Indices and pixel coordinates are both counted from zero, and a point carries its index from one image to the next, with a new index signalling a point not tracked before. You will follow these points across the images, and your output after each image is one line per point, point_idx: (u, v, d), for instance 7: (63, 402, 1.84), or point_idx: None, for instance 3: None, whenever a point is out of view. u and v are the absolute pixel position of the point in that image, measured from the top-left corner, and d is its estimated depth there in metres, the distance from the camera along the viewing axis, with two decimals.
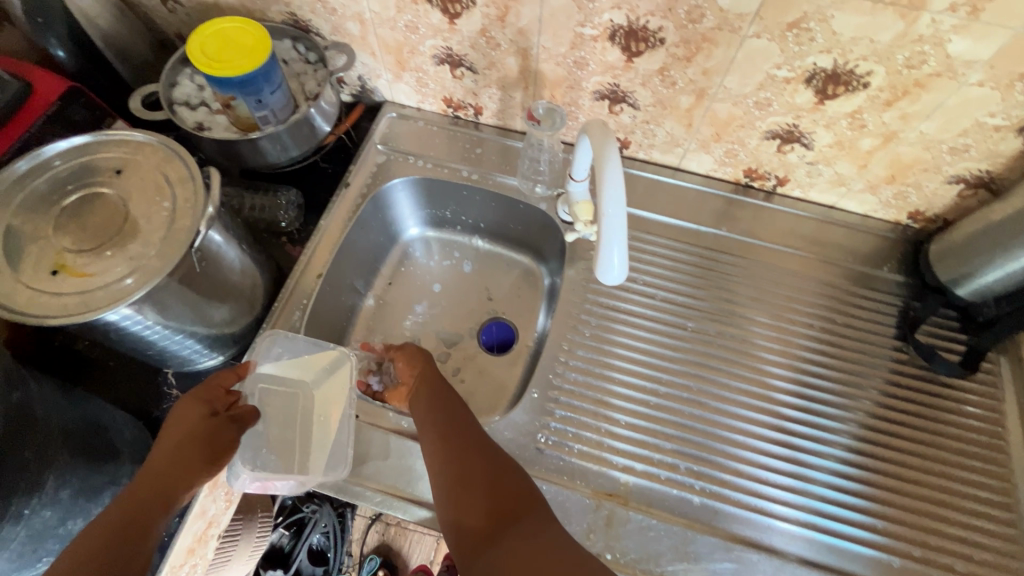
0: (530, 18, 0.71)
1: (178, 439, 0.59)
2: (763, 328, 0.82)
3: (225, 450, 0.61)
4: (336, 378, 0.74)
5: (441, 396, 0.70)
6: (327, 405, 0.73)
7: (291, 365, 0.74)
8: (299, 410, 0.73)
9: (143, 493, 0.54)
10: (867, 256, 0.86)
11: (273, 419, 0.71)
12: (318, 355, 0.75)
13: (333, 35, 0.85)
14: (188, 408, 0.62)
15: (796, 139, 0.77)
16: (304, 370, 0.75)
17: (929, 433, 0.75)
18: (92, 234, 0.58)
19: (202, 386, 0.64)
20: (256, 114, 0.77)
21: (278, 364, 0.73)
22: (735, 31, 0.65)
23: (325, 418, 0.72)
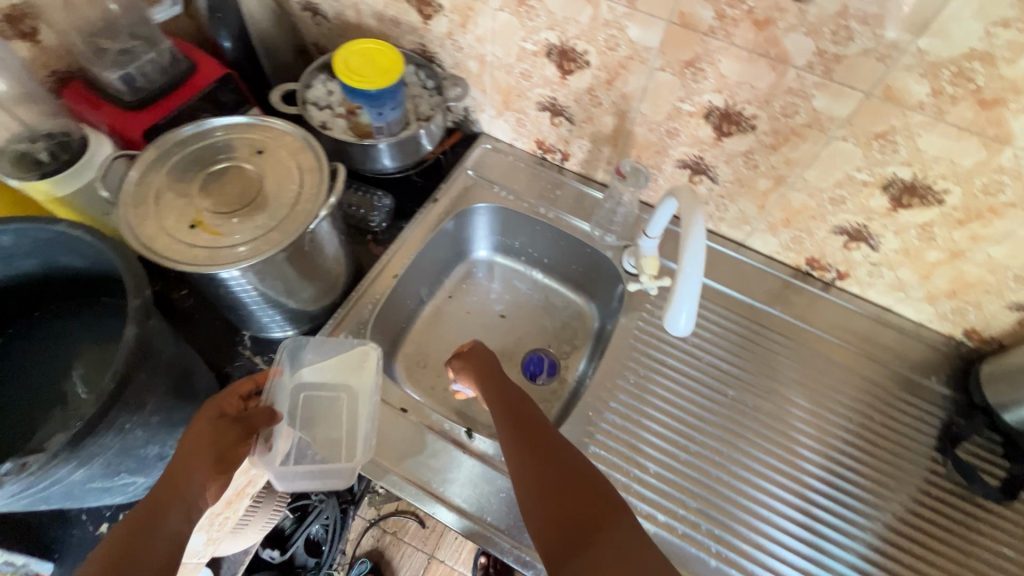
0: (635, 86, 0.79)
1: (189, 442, 0.60)
2: (801, 412, 0.84)
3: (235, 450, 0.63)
4: (364, 374, 0.78)
5: (521, 403, 0.73)
6: (358, 402, 0.77)
7: (321, 368, 0.79)
8: (333, 409, 0.77)
9: (160, 493, 0.55)
10: (916, 363, 0.87)
11: (310, 420, 0.76)
12: (345, 354, 0.79)
13: (453, 68, 0.95)
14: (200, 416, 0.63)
15: (863, 238, 0.80)
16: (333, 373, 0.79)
17: (957, 550, 0.74)
18: (228, 200, 0.67)
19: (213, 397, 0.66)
20: (374, 123, 0.87)
21: (309, 366, 0.78)
22: (823, 130, 0.70)
23: (357, 416, 0.76)
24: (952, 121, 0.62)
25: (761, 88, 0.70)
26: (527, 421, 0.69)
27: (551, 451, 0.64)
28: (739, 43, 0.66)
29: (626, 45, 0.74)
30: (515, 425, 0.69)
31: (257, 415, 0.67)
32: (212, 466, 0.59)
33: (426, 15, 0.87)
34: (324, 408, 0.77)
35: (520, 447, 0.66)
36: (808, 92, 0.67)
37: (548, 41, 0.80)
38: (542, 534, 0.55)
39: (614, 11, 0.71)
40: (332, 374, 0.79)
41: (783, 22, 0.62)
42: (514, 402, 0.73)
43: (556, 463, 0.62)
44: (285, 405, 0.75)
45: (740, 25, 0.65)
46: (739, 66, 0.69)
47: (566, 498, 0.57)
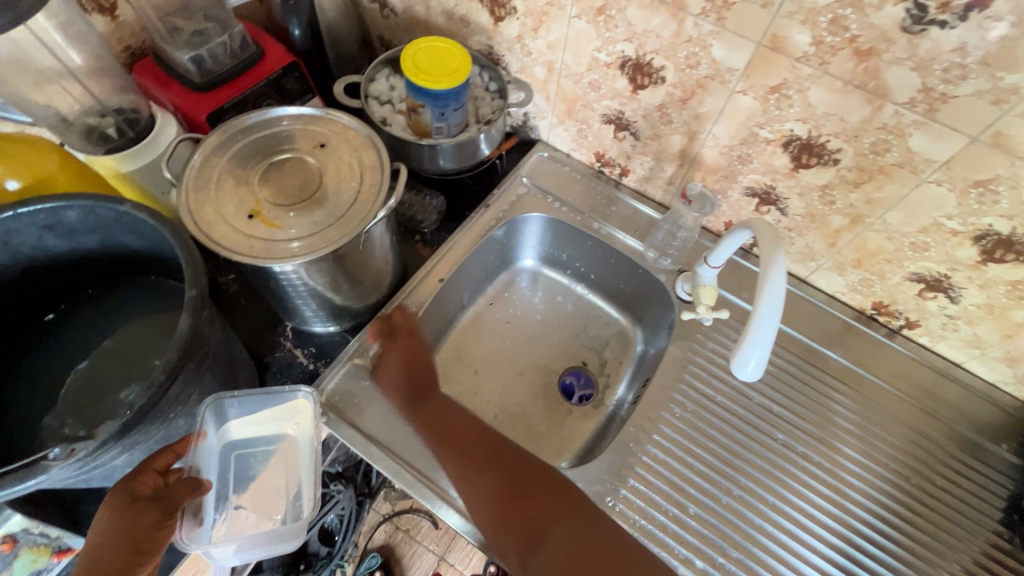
0: (711, 107, 0.75)
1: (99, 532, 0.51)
2: (853, 464, 0.79)
3: (154, 533, 0.53)
4: (304, 424, 0.74)
5: (451, 412, 0.75)
6: (297, 455, 0.73)
7: (252, 423, 0.73)
8: (272, 464, 0.73)
9: None
10: (984, 426, 0.82)
11: (245, 482, 0.71)
12: (280, 403, 0.73)
13: (518, 73, 0.92)
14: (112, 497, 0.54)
15: (941, 289, 0.75)
16: (267, 427, 0.74)
17: None
18: (288, 192, 0.66)
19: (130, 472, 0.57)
20: (434, 123, 0.85)
21: (239, 422, 0.72)
22: (916, 172, 0.65)
23: (298, 470, 0.72)
24: None
25: (851, 121, 0.65)
26: (464, 436, 0.72)
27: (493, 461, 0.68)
28: (834, 72, 0.62)
29: (707, 64, 0.71)
30: (452, 440, 0.71)
31: (180, 488, 0.58)
32: (129, 557, 0.50)
33: (498, 17, 0.85)
34: (261, 466, 0.72)
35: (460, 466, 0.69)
36: (905, 131, 0.62)
37: (623, 53, 0.77)
38: (507, 547, 0.60)
39: (700, 28, 0.68)
40: (268, 426, 0.73)
41: (889, 54, 0.58)
42: (445, 412, 0.75)
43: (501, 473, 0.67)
44: (216, 470, 0.70)
45: (839, 54, 0.60)
46: (830, 97, 0.64)
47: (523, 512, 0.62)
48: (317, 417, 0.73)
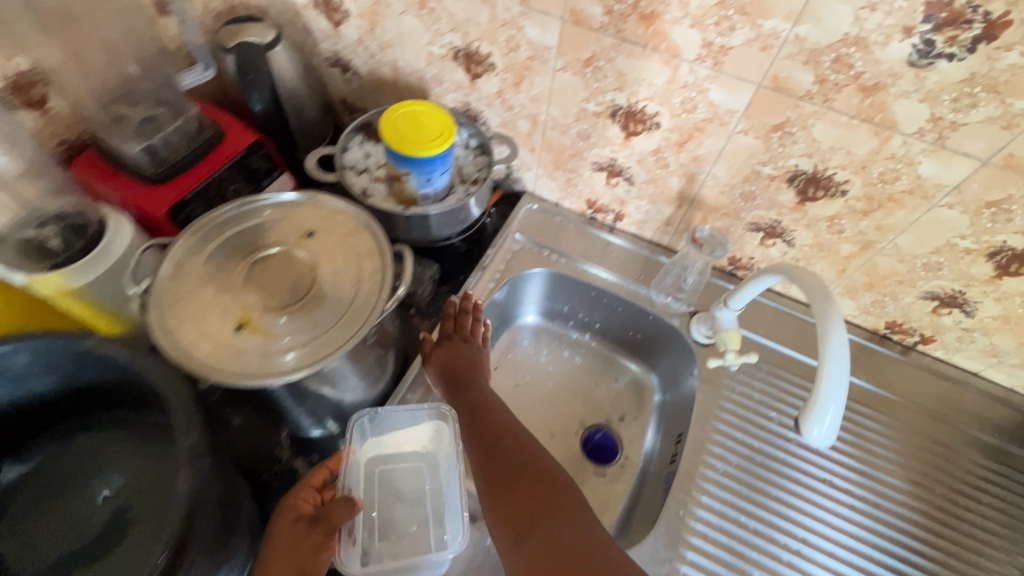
0: (710, 149, 0.73)
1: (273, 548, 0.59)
2: (901, 495, 0.76)
3: (315, 551, 0.60)
4: (440, 445, 0.71)
5: (487, 406, 0.71)
6: (438, 475, 0.70)
7: (393, 441, 0.72)
8: (411, 486, 0.69)
9: None
10: (1012, 433, 0.81)
11: (389, 502, 0.68)
12: (419, 421, 0.72)
13: (499, 127, 0.88)
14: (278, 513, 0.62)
15: (956, 304, 0.75)
16: (406, 445, 0.72)
17: None
18: (278, 293, 0.57)
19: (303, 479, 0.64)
20: (421, 190, 0.80)
21: (380, 438, 0.71)
22: (926, 197, 0.65)
23: (438, 491, 0.69)
24: None
25: (859, 153, 0.65)
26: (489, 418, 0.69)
27: (503, 438, 0.67)
28: (840, 108, 0.61)
29: (705, 107, 0.69)
30: (472, 422, 0.69)
31: (336, 506, 0.61)
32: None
33: (475, 74, 0.81)
34: (402, 485, 0.70)
35: (481, 449, 0.66)
36: (914, 159, 0.62)
37: (614, 102, 0.74)
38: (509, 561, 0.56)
39: (696, 73, 0.66)
40: (407, 447, 0.71)
41: (896, 88, 0.57)
42: (483, 398, 0.72)
43: (509, 450, 0.65)
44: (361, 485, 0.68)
45: (844, 90, 0.60)
46: (836, 131, 0.64)
47: (523, 504, 0.60)
48: (453, 439, 0.70)
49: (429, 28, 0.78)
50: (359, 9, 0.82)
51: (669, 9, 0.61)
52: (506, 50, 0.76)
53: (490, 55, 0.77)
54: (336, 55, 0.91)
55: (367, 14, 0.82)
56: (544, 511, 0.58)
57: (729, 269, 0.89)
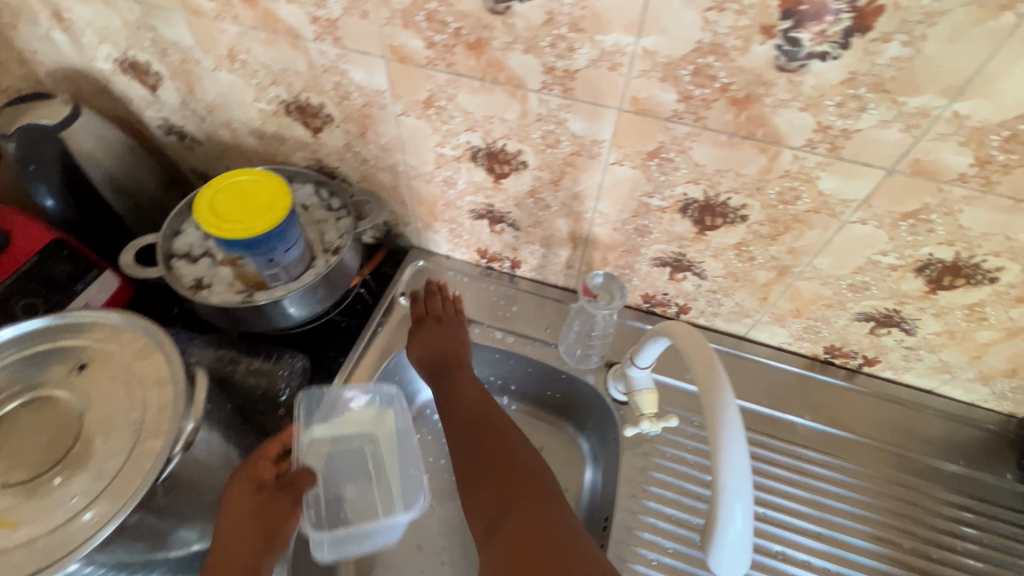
0: (588, 184, 0.63)
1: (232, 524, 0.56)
2: (866, 557, 0.65)
3: (282, 519, 0.59)
4: (387, 424, 0.71)
5: (468, 395, 0.69)
6: (386, 449, 0.71)
7: (334, 424, 0.70)
8: (358, 461, 0.71)
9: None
10: (980, 458, 0.71)
11: (334, 480, 0.69)
12: (363, 401, 0.71)
13: (362, 182, 0.77)
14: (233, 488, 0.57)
15: (894, 323, 0.65)
16: (348, 425, 0.71)
17: None
18: (32, 459, 0.45)
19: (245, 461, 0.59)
20: (264, 271, 0.67)
21: (321, 421, 0.70)
22: (835, 215, 0.55)
23: (388, 464, 0.71)
24: (1004, 193, 0.47)
25: (749, 174, 0.54)
26: (470, 404, 0.68)
27: (485, 425, 0.66)
28: (715, 127, 0.51)
29: (568, 140, 0.58)
30: (457, 408, 0.68)
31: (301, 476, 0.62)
32: (261, 546, 0.57)
33: (315, 128, 0.70)
34: (348, 463, 0.70)
35: (463, 435, 0.66)
36: (811, 174, 0.52)
37: (470, 144, 0.63)
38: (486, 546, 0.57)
39: (548, 104, 0.55)
40: (350, 427, 0.71)
41: (771, 98, 0.47)
42: (468, 385, 0.70)
43: (489, 437, 0.65)
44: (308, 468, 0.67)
45: (714, 106, 0.49)
46: (718, 152, 0.53)
47: (489, 497, 0.60)
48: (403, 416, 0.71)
49: (249, 83, 0.67)
50: (170, 69, 0.70)
51: (495, 34, 0.50)
52: (337, 99, 0.64)
53: (323, 105, 0.66)
54: (166, 122, 0.79)
55: (179, 74, 0.70)
56: (508, 507, 0.58)
57: (645, 306, 0.79)
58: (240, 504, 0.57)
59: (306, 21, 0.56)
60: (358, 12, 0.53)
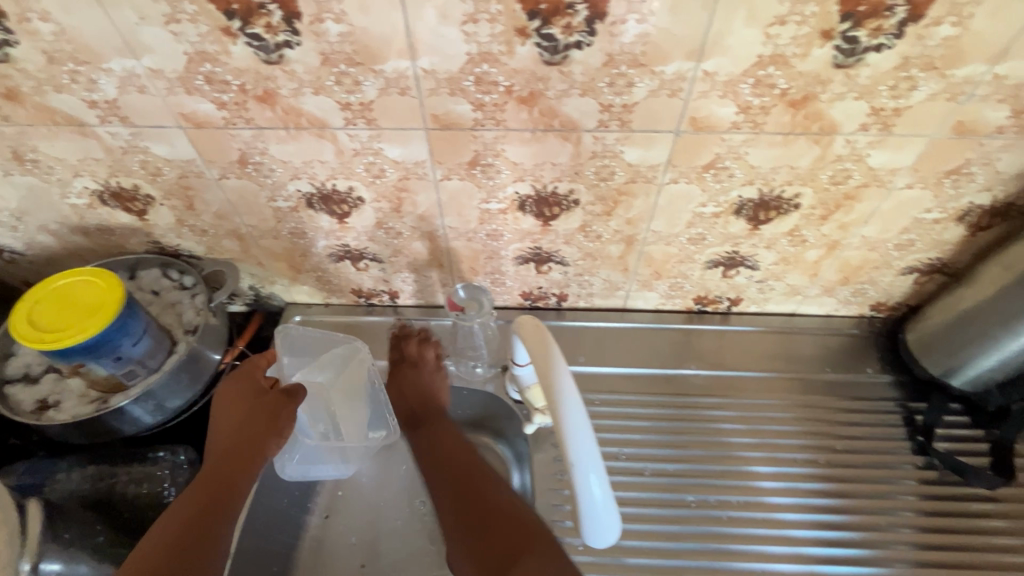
0: (427, 204, 0.63)
1: (238, 413, 0.66)
2: (769, 481, 0.69)
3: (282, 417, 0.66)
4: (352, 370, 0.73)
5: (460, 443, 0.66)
6: (355, 391, 0.73)
7: (308, 361, 0.74)
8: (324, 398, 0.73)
9: (228, 458, 0.63)
10: (847, 362, 0.78)
11: (311, 409, 0.72)
12: (334, 346, 0.74)
13: (210, 253, 0.73)
14: (241, 386, 0.68)
15: (739, 263, 0.71)
16: (320, 366, 0.74)
17: (978, 554, 0.64)
18: None
19: (247, 367, 0.69)
20: (117, 373, 0.63)
21: (293, 356, 0.73)
22: (650, 180, 0.59)
23: (355, 403, 0.73)
24: (773, 130, 0.53)
25: (563, 163, 0.57)
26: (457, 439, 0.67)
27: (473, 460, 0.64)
28: (516, 126, 0.53)
29: (392, 168, 0.59)
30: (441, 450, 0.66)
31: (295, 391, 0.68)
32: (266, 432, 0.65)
33: (138, 211, 0.66)
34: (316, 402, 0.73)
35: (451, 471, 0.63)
36: (616, 150, 0.56)
37: (300, 192, 0.62)
38: None
39: (358, 137, 0.55)
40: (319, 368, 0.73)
41: (553, 91, 0.50)
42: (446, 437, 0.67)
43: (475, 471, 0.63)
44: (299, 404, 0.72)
45: (507, 108, 0.52)
46: (528, 149, 0.56)
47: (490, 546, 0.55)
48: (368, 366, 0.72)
49: (49, 180, 0.62)
50: None
51: (279, 83, 0.50)
52: (150, 177, 0.61)
53: (137, 187, 0.63)
54: None
55: None
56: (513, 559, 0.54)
57: (528, 304, 0.81)
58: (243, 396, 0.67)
59: (83, 106, 0.53)
60: (133, 88, 0.51)
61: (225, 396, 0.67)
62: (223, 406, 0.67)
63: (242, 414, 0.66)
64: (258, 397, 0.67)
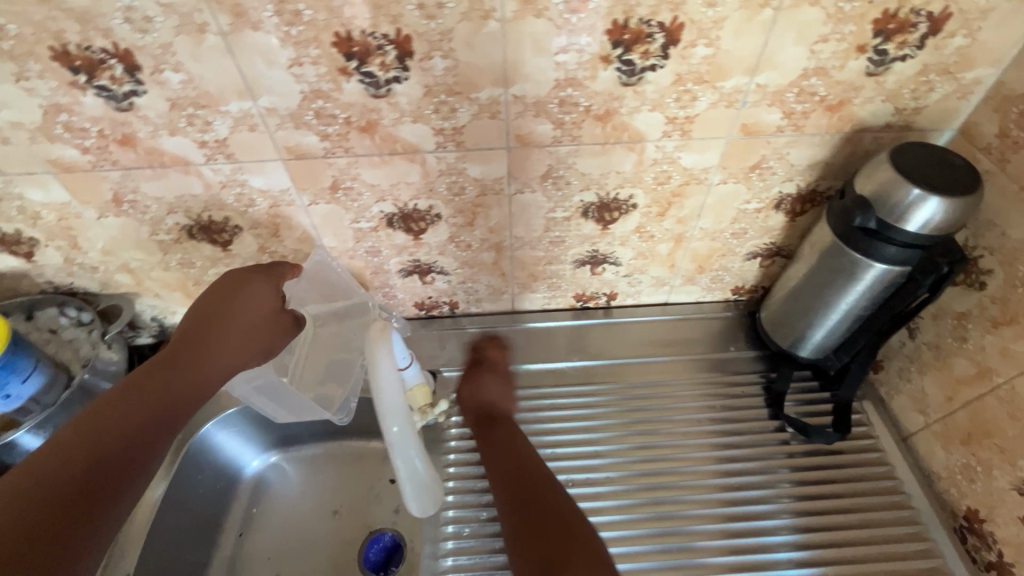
0: (303, 227, 0.68)
1: (237, 321, 0.63)
2: (645, 455, 0.74)
3: (267, 345, 0.66)
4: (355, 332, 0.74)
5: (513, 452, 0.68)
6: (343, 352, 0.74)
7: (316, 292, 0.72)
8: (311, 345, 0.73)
9: (200, 365, 0.60)
10: (720, 342, 0.86)
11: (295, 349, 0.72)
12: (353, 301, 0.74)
13: (105, 289, 0.76)
14: (264, 290, 0.65)
15: (603, 260, 0.78)
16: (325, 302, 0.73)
17: (832, 500, 0.70)
18: None
19: (281, 272, 0.67)
20: (8, 411, 0.66)
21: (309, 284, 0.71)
22: (499, 192, 0.66)
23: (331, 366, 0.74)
24: (590, 142, 0.60)
25: (415, 181, 0.63)
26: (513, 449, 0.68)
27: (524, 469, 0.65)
28: (363, 152, 0.59)
29: (261, 197, 0.64)
30: (500, 463, 0.67)
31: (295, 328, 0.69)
32: (253, 357, 0.64)
33: (25, 253, 0.69)
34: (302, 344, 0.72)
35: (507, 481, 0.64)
36: (459, 167, 0.62)
37: (179, 224, 0.67)
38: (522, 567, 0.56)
39: (222, 171, 0.60)
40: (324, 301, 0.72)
41: (387, 120, 0.56)
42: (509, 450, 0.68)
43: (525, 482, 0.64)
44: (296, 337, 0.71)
45: (350, 137, 0.58)
46: (380, 171, 0.62)
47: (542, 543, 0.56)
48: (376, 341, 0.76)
49: None
50: None
51: (135, 127, 0.55)
52: (31, 221, 0.65)
53: (19, 231, 0.66)
54: None
55: None
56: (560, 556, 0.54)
57: (423, 313, 0.86)
58: (255, 306, 0.64)
59: None
60: None
61: (242, 293, 0.64)
62: (229, 303, 0.63)
63: (250, 321, 0.64)
64: (272, 316, 0.66)
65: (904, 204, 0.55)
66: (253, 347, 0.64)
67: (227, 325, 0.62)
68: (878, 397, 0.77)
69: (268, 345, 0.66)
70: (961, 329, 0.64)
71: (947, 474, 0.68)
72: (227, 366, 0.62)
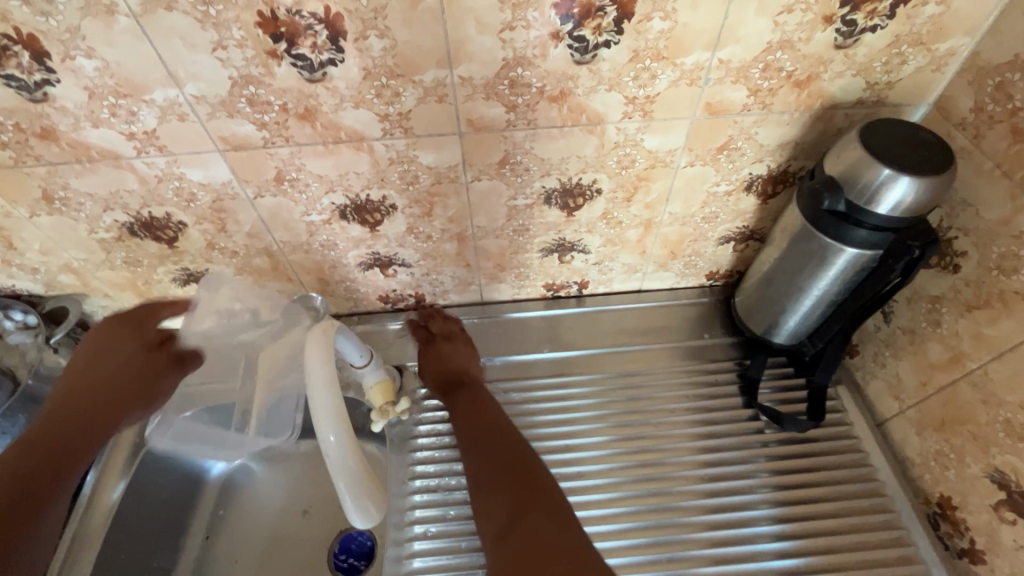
0: (250, 221, 0.65)
1: (113, 367, 0.64)
2: (619, 448, 0.72)
3: (153, 385, 0.66)
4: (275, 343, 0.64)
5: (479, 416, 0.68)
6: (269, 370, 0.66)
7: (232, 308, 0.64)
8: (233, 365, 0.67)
9: (82, 415, 0.62)
10: (695, 329, 0.83)
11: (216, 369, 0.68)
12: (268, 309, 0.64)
13: (50, 290, 0.73)
14: (119, 332, 0.65)
15: (571, 248, 0.75)
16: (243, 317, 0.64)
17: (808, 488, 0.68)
18: None
19: (138, 310, 0.67)
20: None
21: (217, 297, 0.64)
22: (455, 180, 0.62)
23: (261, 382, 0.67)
24: (546, 125, 0.57)
25: (365, 171, 0.60)
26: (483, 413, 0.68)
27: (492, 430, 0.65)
28: (305, 141, 0.56)
29: (202, 191, 0.60)
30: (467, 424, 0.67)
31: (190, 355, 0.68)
32: (132, 400, 0.65)
33: None
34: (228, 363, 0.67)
35: (474, 443, 0.65)
36: (409, 155, 0.59)
37: (118, 222, 0.63)
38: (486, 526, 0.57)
39: (156, 164, 0.57)
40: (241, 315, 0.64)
41: (327, 106, 0.53)
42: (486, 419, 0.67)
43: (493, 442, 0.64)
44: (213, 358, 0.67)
45: (289, 125, 0.54)
46: (326, 161, 0.58)
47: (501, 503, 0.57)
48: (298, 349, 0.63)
49: None
50: None
51: (54, 119, 0.51)
52: None
53: None
54: None
55: None
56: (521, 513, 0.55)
57: (389, 307, 0.83)
58: (117, 352, 0.65)
59: None
60: None
61: (92, 344, 0.64)
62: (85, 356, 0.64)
63: (115, 367, 0.64)
64: (148, 354, 0.66)
65: (874, 185, 0.52)
66: (130, 391, 0.65)
67: (94, 377, 0.64)
68: (855, 383, 0.75)
69: (144, 388, 0.66)
70: (935, 313, 0.62)
71: (921, 460, 0.67)
72: (97, 412, 0.62)
